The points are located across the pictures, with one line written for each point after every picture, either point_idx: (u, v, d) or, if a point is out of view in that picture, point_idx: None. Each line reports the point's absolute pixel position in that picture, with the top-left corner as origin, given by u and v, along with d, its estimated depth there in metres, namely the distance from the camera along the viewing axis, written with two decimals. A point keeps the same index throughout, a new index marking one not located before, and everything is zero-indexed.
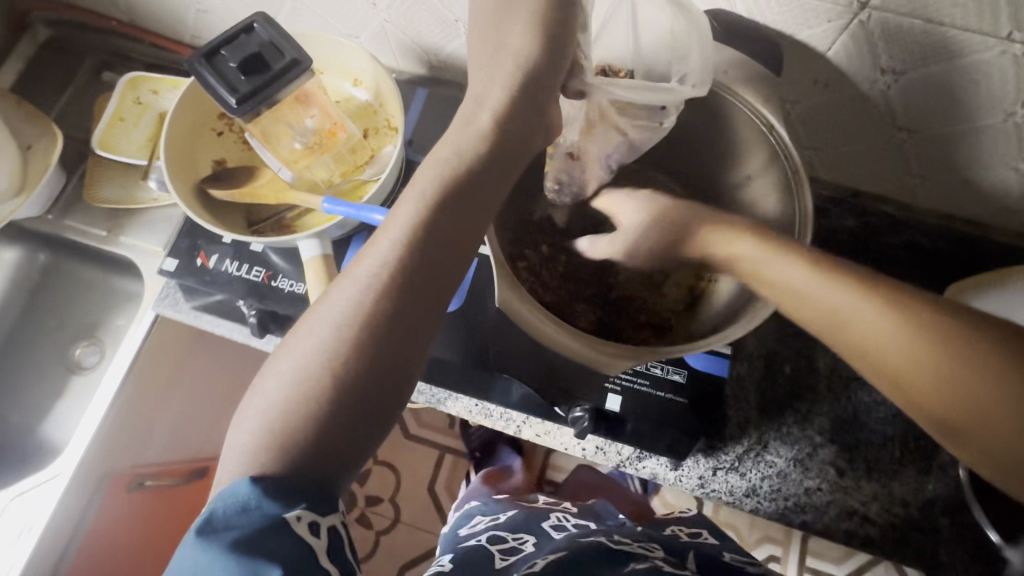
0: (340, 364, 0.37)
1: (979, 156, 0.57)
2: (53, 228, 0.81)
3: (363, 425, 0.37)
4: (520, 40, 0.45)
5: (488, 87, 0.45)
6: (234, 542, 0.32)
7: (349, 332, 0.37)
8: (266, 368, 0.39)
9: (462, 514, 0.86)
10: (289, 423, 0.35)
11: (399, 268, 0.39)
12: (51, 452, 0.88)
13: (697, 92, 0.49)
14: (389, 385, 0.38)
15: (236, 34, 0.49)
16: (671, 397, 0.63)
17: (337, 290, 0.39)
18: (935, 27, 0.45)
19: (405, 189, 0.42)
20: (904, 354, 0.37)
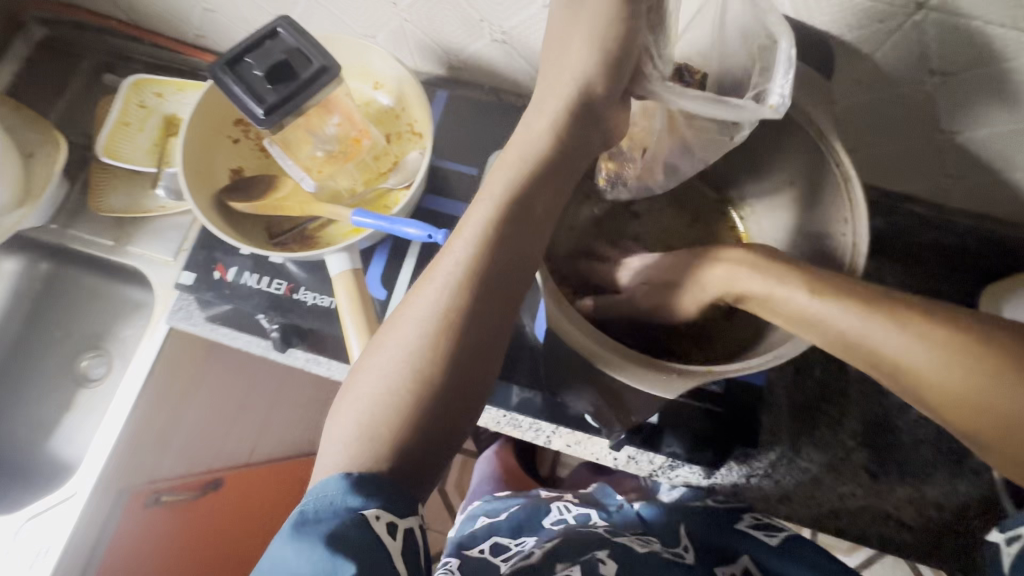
0: (428, 364, 0.39)
1: (1022, 158, 0.55)
2: (56, 238, 0.78)
3: (445, 423, 0.39)
4: (580, 52, 0.45)
5: (548, 99, 0.46)
6: (324, 538, 0.34)
7: (434, 333, 0.40)
8: (357, 369, 0.42)
9: (466, 514, 0.80)
10: (381, 418, 0.38)
11: (479, 272, 0.41)
12: (60, 467, 0.86)
13: (775, 113, 0.44)
14: (475, 376, 0.40)
15: (261, 41, 0.48)
16: (708, 408, 0.60)
17: (417, 295, 0.42)
18: (994, 28, 0.43)
19: (477, 196, 0.44)
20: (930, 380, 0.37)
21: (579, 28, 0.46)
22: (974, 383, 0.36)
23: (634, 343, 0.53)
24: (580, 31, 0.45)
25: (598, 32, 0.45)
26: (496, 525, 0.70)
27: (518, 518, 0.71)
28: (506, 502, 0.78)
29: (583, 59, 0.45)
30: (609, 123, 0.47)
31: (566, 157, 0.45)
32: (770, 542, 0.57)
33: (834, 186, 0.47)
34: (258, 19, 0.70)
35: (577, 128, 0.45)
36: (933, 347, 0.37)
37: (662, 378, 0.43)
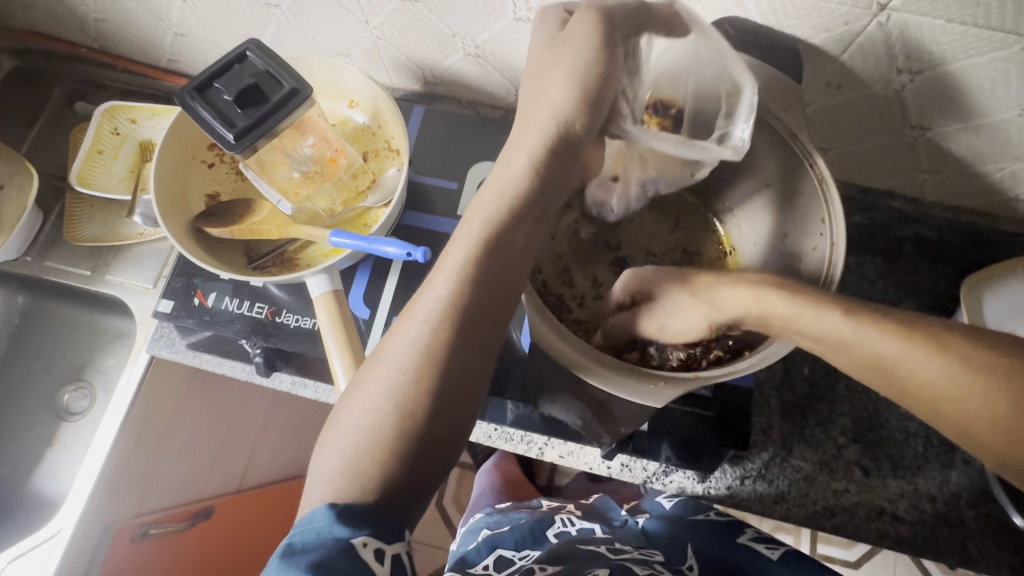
0: (423, 375, 0.38)
1: (991, 151, 0.56)
2: (32, 270, 0.77)
3: (435, 447, 0.38)
4: (559, 88, 0.44)
5: (526, 132, 0.45)
6: (308, 567, 0.31)
7: (414, 367, 0.38)
8: (338, 407, 0.40)
9: (467, 528, 0.79)
10: (364, 451, 0.36)
11: (461, 302, 0.40)
12: (43, 505, 0.84)
13: (735, 156, 0.49)
14: (466, 394, 0.39)
15: (230, 65, 0.48)
16: (693, 411, 0.60)
17: (402, 320, 0.41)
18: (956, 26, 0.44)
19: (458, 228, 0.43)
20: (933, 397, 0.38)
21: (555, 50, 0.45)
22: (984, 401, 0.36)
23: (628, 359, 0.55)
24: (561, 63, 0.45)
25: (577, 65, 0.44)
26: (499, 537, 0.68)
27: (518, 531, 0.69)
28: (507, 515, 0.76)
29: (561, 97, 0.44)
30: (586, 155, 0.47)
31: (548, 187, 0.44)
32: (769, 555, 0.57)
33: (813, 194, 0.48)
34: (230, 41, 0.70)
35: (558, 159, 0.45)
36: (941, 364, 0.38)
37: (650, 388, 0.43)
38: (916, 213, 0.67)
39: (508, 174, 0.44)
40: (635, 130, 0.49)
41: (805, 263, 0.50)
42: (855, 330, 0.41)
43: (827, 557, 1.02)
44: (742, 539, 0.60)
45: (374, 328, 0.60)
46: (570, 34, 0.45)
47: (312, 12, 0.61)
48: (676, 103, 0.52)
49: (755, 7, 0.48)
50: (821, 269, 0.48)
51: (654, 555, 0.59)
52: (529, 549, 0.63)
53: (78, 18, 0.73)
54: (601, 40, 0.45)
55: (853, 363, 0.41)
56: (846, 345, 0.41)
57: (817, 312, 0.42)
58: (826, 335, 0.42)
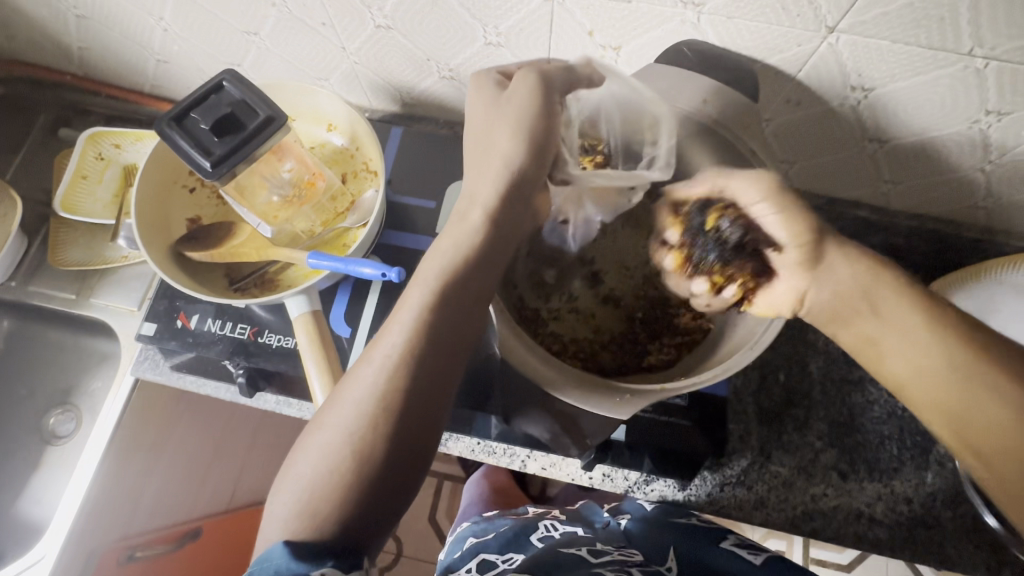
0: (392, 397, 0.41)
1: (947, 161, 0.58)
2: (16, 295, 0.78)
3: (402, 467, 0.40)
4: (505, 142, 0.47)
5: (478, 186, 0.47)
6: None
7: (370, 412, 0.40)
8: (298, 447, 0.42)
9: (455, 537, 0.79)
10: (319, 494, 0.38)
11: (414, 348, 0.42)
12: (29, 531, 0.84)
13: (666, 174, 0.54)
14: (430, 415, 0.42)
15: (207, 95, 0.49)
16: (670, 420, 0.61)
17: (378, 346, 0.43)
18: (901, 46, 0.46)
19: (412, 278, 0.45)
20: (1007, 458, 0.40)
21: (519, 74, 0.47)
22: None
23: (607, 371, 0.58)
24: (505, 119, 0.47)
25: (521, 125, 0.46)
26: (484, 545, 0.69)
27: (503, 537, 0.69)
28: (494, 523, 0.76)
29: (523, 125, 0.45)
30: (536, 203, 0.50)
31: (502, 236, 0.47)
32: (752, 561, 0.58)
33: None
34: (211, 67, 0.71)
35: (511, 204, 0.47)
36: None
37: (618, 400, 0.46)
38: (883, 221, 0.69)
39: (460, 228, 0.46)
40: (580, 173, 0.53)
41: None
42: (949, 370, 0.43)
43: (820, 562, 1.02)
44: (725, 545, 0.61)
45: (356, 345, 0.61)
46: (513, 92, 0.47)
47: (290, 38, 0.63)
48: (602, 146, 0.58)
49: (711, 30, 0.50)
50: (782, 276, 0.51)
51: (633, 556, 0.60)
52: (513, 552, 0.64)
53: (61, 47, 0.75)
54: (545, 86, 0.47)
55: (933, 393, 0.43)
56: (936, 377, 0.43)
57: (919, 325, 0.44)
58: (918, 354, 0.44)
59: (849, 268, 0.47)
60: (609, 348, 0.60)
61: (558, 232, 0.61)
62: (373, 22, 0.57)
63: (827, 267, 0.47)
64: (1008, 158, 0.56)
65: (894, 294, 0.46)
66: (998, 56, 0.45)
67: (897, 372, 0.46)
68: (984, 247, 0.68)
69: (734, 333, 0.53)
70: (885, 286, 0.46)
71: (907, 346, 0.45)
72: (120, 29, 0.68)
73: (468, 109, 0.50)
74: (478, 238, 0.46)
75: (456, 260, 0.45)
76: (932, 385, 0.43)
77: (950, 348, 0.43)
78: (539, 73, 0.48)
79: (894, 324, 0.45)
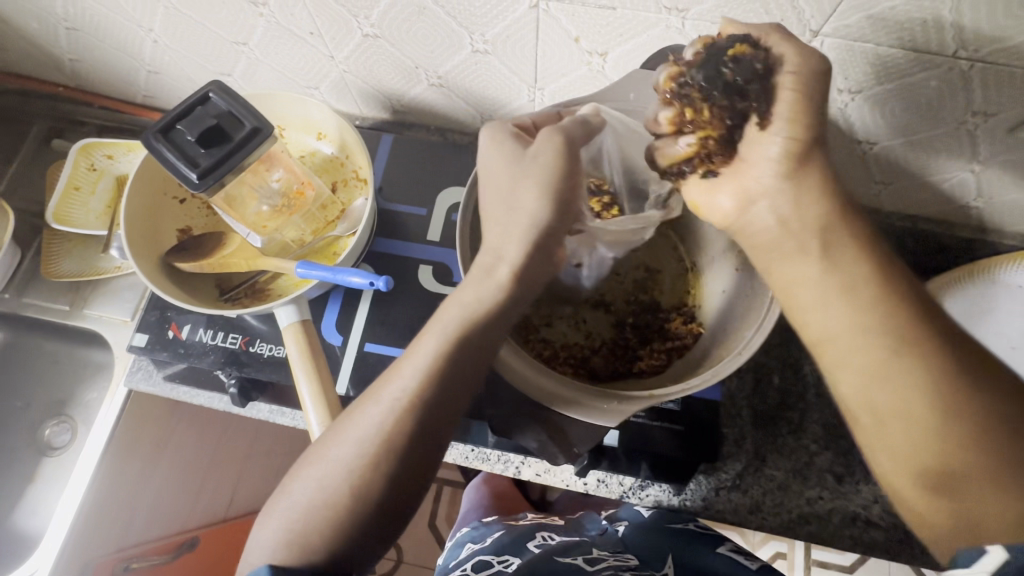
0: (389, 420, 0.42)
1: (935, 162, 0.58)
2: (9, 307, 0.78)
3: (395, 484, 0.42)
4: (532, 203, 0.46)
5: (503, 243, 0.46)
6: None
7: (371, 453, 0.42)
8: (294, 471, 0.44)
9: (451, 544, 0.79)
10: (312, 526, 0.40)
11: (422, 398, 0.43)
12: (25, 543, 0.84)
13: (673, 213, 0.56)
14: (423, 436, 0.43)
15: (192, 107, 0.50)
16: (663, 426, 0.60)
17: (395, 373, 0.44)
18: (886, 49, 0.46)
19: (430, 326, 0.45)
20: (911, 442, 0.38)
21: None
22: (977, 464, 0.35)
23: (600, 377, 0.58)
24: (532, 180, 0.46)
25: (547, 185, 0.46)
26: (479, 552, 0.68)
27: (499, 543, 0.69)
28: (490, 529, 0.76)
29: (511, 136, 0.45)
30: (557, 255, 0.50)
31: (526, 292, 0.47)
32: (749, 567, 0.58)
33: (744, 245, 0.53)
34: (202, 78, 0.71)
35: (536, 259, 0.47)
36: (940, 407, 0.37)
37: (604, 408, 0.46)
38: (876, 222, 0.69)
39: (486, 286, 0.45)
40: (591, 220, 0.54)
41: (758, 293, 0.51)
42: (878, 343, 0.39)
43: (822, 564, 1.01)
44: (720, 552, 0.60)
45: (347, 353, 0.61)
46: (539, 152, 0.46)
47: (278, 47, 0.63)
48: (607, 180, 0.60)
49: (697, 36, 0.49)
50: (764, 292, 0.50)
51: (629, 560, 0.59)
52: (509, 555, 0.64)
53: (53, 60, 0.75)
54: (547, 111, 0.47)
55: (856, 363, 0.40)
56: (865, 347, 0.40)
57: (864, 290, 0.41)
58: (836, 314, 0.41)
59: (806, 208, 0.43)
60: (601, 354, 0.60)
61: (574, 275, 0.61)
62: (361, 31, 0.57)
63: (791, 190, 0.42)
64: (997, 159, 0.56)
65: (848, 257, 0.42)
66: (982, 57, 0.45)
67: (825, 331, 0.42)
68: (977, 247, 0.67)
69: (721, 343, 0.53)
70: (840, 238, 0.43)
71: (842, 309, 0.41)
72: (111, 41, 0.68)
73: (487, 161, 0.49)
74: (503, 296, 0.45)
75: (476, 317, 0.45)
76: (859, 351, 0.40)
77: (888, 323, 0.40)
78: (562, 131, 0.48)
79: (836, 279, 0.42)
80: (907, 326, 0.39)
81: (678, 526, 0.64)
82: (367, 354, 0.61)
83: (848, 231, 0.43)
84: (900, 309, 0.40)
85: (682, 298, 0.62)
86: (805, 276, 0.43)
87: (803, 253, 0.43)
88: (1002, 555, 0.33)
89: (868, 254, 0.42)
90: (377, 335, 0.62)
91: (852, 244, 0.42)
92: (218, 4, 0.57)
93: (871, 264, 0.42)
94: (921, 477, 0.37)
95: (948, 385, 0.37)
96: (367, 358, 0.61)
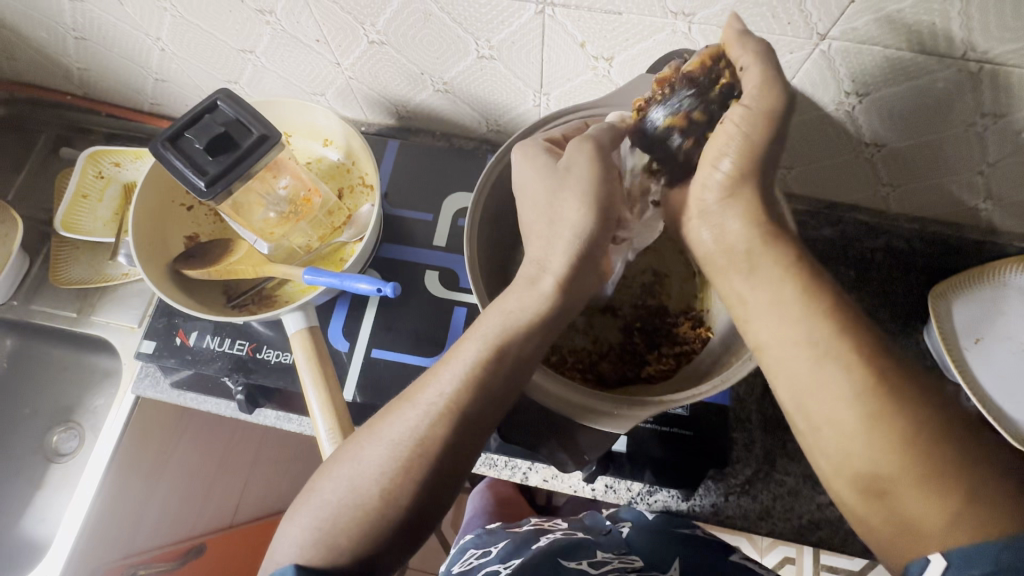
0: (408, 429, 0.42)
1: (946, 165, 0.58)
2: (18, 314, 0.78)
3: (418, 494, 0.41)
4: (575, 213, 0.46)
5: (550, 257, 0.46)
6: None
7: (405, 456, 0.41)
8: (314, 480, 0.44)
9: (457, 550, 0.79)
10: (339, 529, 0.40)
11: (458, 407, 0.43)
12: (33, 550, 0.84)
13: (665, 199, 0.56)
14: (440, 443, 0.42)
15: (201, 115, 0.50)
16: (673, 432, 0.60)
17: (421, 385, 0.44)
18: (893, 52, 0.46)
19: (475, 329, 0.45)
20: (843, 451, 0.37)
21: None
22: (910, 472, 0.34)
23: (612, 383, 0.58)
24: (571, 191, 0.47)
25: (586, 194, 0.46)
26: (487, 557, 0.68)
27: (505, 549, 0.68)
28: (497, 535, 0.75)
29: None
30: (603, 263, 0.50)
31: (573, 301, 0.47)
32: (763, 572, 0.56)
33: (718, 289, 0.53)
34: (210, 85, 0.72)
35: (583, 269, 0.47)
36: (870, 417, 0.36)
37: (613, 413, 0.48)
38: (883, 224, 0.69)
39: (532, 296, 0.46)
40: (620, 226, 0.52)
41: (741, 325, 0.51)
42: (815, 346, 0.38)
43: (832, 569, 1.00)
44: (732, 558, 0.58)
45: (354, 359, 0.61)
46: (572, 165, 0.47)
47: (284, 55, 0.63)
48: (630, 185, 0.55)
49: (703, 41, 0.49)
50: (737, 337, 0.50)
51: (633, 562, 0.58)
52: (515, 558, 0.64)
53: (62, 69, 0.75)
54: None
55: (788, 373, 0.39)
56: (795, 356, 0.39)
57: (793, 299, 0.40)
58: (778, 319, 0.40)
59: (745, 224, 0.42)
60: (608, 359, 0.60)
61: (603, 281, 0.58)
62: (367, 38, 0.58)
63: (731, 209, 0.43)
64: (1007, 160, 0.55)
65: (776, 267, 0.41)
66: (992, 59, 0.44)
67: (760, 341, 0.41)
68: (987, 249, 0.67)
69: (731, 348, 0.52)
70: (770, 249, 0.42)
71: (773, 319, 0.40)
72: (118, 49, 0.68)
73: (521, 177, 0.50)
74: (550, 306, 0.45)
75: (517, 326, 0.45)
76: (796, 355, 0.39)
77: (817, 331, 0.38)
78: (589, 138, 0.48)
79: (766, 290, 0.41)
80: (836, 335, 0.38)
81: (686, 530, 0.63)
82: (374, 359, 0.61)
83: (784, 241, 0.42)
84: (848, 312, 0.39)
85: (690, 303, 0.61)
86: (738, 288, 0.43)
87: (737, 266, 0.43)
88: (942, 562, 0.33)
89: (799, 262, 0.41)
90: (385, 340, 0.62)
91: (785, 254, 0.41)
92: (224, 12, 0.58)
93: (800, 271, 0.41)
94: (858, 484, 0.37)
95: (877, 393, 0.36)
96: (375, 364, 0.61)
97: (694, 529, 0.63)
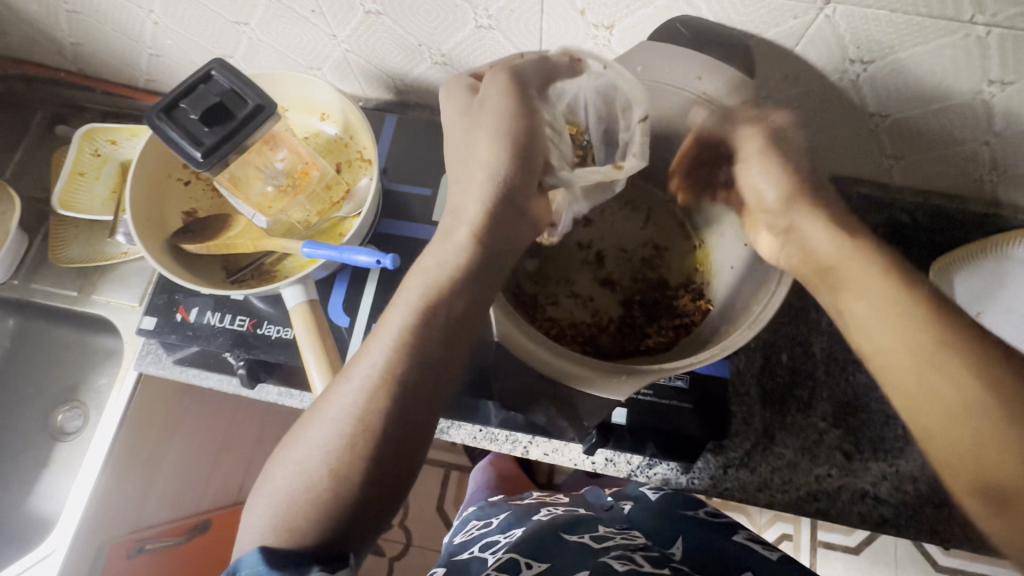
0: (367, 406, 0.42)
1: (949, 134, 0.57)
2: (20, 293, 0.78)
3: (393, 466, 0.42)
4: (490, 154, 0.46)
5: (463, 202, 0.47)
6: None
7: (349, 434, 0.41)
8: (278, 454, 0.44)
9: (459, 522, 0.80)
10: (343, 494, 0.41)
11: (395, 375, 0.43)
12: (42, 528, 0.85)
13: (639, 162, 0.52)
14: (408, 416, 0.43)
15: (194, 85, 0.49)
16: (672, 404, 0.60)
17: (362, 354, 0.45)
18: (900, 15, 0.45)
19: (467, 301, 0.46)
20: (968, 459, 0.37)
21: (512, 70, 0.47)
22: None
23: (608, 355, 0.58)
24: (484, 131, 0.46)
25: None
26: (490, 528, 0.69)
27: (507, 520, 0.70)
28: (500, 508, 0.76)
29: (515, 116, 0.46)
30: (532, 211, 0.49)
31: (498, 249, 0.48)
32: (768, 555, 0.55)
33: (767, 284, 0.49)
34: (203, 59, 0.71)
35: None
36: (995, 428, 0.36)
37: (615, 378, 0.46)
38: (885, 197, 0.68)
39: (446, 249, 0.46)
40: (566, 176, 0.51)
41: (743, 316, 0.50)
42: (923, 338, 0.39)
43: (828, 545, 1.01)
44: (736, 539, 0.57)
45: (355, 335, 0.61)
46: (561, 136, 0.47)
47: (279, 27, 0.62)
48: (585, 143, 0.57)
49: (704, 6, 0.48)
50: (747, 312, 0.49)
51: (635, 541, 0.59)
52: (514, 529, 0.65)
53: (55, 43, 0.74)
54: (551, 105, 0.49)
55: (897, 383, 0.40)
56: (901, 364, 0.40)
57: (891, 313, 0.41)
58: (886, 312, 0.41)
59: (828, 242, 0.45)
60: (608, 332, 0.60)
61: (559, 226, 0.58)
62: (363, 8, 0.56)
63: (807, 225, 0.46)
64: (1013, 130, 0.54)
65: (883, 279, 0.42)
66: (999, 23, 0.43)
67: (863, 334, 0.42)
68: (990, 223, 0.66)
69: (732, 309, 0.53)
70: (849, 264, 0.43)
71: (871, 331, 0.42)
72: (111, 23, 0.68)
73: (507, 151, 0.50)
74: (464, 260, 0.46)
75: None
76: (911, 342, 0.40)
77: (918, 329, 0.40)
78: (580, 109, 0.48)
79: (864, 304, 0.42)
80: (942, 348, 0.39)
81: (690, 511, 0.62)
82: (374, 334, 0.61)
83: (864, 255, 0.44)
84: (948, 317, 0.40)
85: (690, 274, 0.62)
86: (838, 304, 0.45)
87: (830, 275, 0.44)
88: None
89: (900, 276, 0.42)
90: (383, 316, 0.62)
91: (873, 265, 0.43)
92: None
93: (903, 283, 0.42)
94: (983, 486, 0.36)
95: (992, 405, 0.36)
96: None
97: (701, 512, 0.62)
